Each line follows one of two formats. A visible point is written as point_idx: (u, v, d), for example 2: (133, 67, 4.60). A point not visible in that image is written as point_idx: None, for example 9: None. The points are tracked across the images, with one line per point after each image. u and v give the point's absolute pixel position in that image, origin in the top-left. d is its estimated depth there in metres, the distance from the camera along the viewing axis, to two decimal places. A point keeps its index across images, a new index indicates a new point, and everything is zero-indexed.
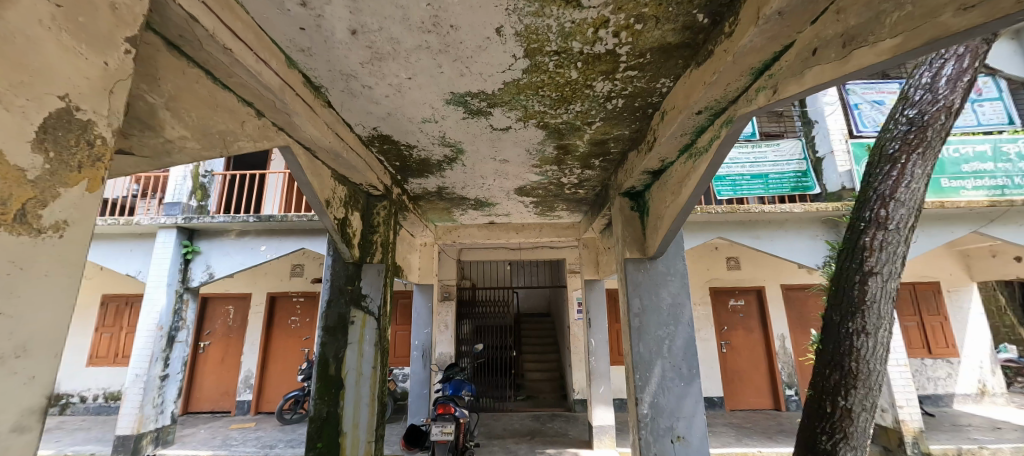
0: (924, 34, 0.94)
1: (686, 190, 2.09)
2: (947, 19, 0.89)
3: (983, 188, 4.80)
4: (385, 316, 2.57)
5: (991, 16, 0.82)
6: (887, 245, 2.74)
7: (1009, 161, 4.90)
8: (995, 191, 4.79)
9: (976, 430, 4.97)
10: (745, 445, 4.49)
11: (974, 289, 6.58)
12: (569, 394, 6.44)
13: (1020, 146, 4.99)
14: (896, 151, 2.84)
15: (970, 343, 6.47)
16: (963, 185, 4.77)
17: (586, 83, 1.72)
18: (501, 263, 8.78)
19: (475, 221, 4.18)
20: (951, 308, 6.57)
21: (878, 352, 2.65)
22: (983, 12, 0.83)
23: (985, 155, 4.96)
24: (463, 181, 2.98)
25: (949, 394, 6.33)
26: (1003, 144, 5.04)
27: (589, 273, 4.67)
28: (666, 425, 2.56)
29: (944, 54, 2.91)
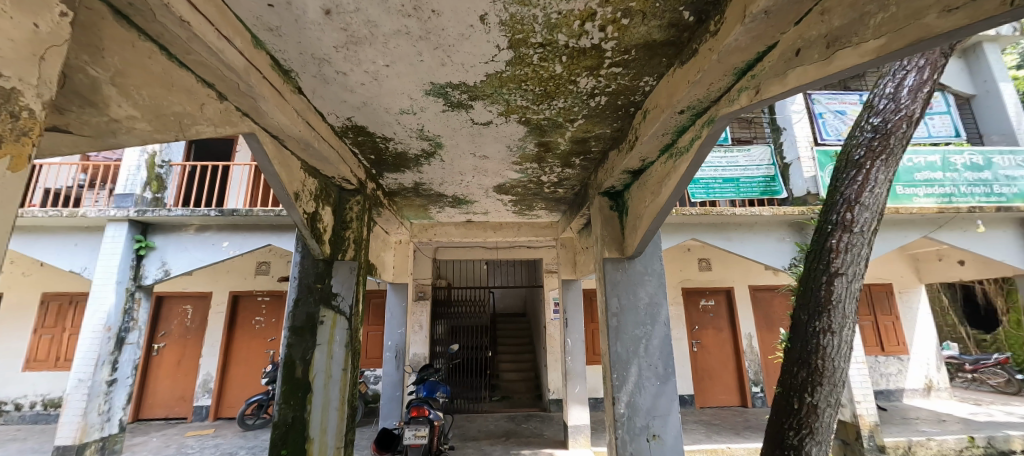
0: (908, 36, 0.89)
1: (666, 190, 2.08)
2: (932, 21, 0.84)
3: (934, 195, 4.96)
4: (357, 316, 2.47)
5: (975, 18, 0.77)
6: (852, 247, 2.84)
7: (956, 172, 5.12)
8: (943, 198, 4.99)
9: (925, 423, 5.26)
10: (715, 441, 4.58)
11: (922, 290, 6.99)
12: (545, 394, 6.42)
13: (965, 157, 5.19)
14: (861, 158, 2.95)
15: (919, 341, 6.86)
16: (916, 192, 4.88)
17: (570, 78, 1.68)
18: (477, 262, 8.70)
19: (452, 218, 4.10)
20: (903, 308, 6.95)
21: (842, 350, 2.74)
22: (968, 14, 0.78)
23: (935, 165, 5.12)
24: (441, 177, 2.90)
25: (899, 389, 6.56)
26: (951, 155, 5.23)
27: (566, 273, 4.65)
28: (642, 424, 2.56)
29: (905, 65, 3.04)
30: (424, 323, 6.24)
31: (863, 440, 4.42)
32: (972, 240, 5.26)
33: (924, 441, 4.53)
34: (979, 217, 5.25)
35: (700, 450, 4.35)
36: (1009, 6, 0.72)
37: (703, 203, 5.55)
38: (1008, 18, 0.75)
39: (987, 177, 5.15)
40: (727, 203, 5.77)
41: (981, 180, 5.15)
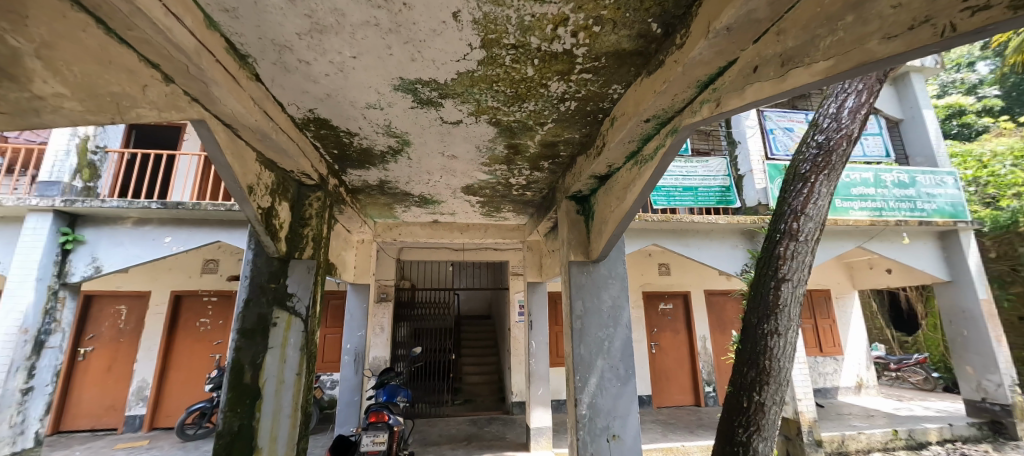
0: (854, 58, 0.95)
1: (631, 196, 2.12)
2: (874, 47, 0.89)
3: (866, 209, 5.50)
4: (314, 318, 2.36)
5: (912, 46, 0.83)
6: (797, 255, 3.02)
7: (885, 188, 5.63)
8: (875, 212, 5.52)
9: (856, 418, 5.68)
10: (671, 440, 4.73)
11: (855, 296, 7.60)
12: (507, 396, 6.41)
13: (894, 175, 5.70)
14: (807, 171, 3.15)
15: (852, 343, 7.43)
16: (851, 206, 5.46)
17: (541, 82, 1.67)
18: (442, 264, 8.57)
19: (417, 218, 4.02)
20: (839, 313, 7.52)
21: (787, 351, 2.90)
22: (907, 42, 0.84)
23: (868, 182, 5.65)
24: (408, 176, 2.82)
25: (835, 387, 7.19)
26: (882, 173, 5.73)
27: (532, 276, 4.66)
28: (603, 425, 2.60)
29: (846, 88, 3.29)
30: (386, 324, 6.06)
31: (803, 437, 4.68)
32: (899, 250, 5.78)
33: (856, 436, 4.88)
34: (903, 230, 5.76)
35: (656, 449, 4.47)
36: (939, 36, 0.79)
37: (663, 210, 5.76)
38: (940, 48, 0.82)
39: (912, 193, 5.69)
40: (686, 211, 6.01)
41: (906, 195, 5.69)
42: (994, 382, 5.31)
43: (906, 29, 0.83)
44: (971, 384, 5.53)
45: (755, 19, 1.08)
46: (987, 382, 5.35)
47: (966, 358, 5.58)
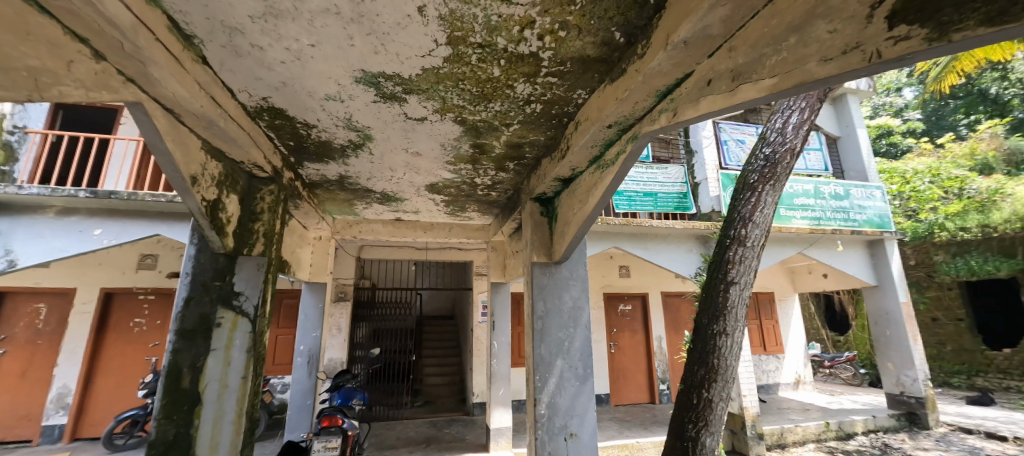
0: (796, 78, 1.01)
1: (593, 199, 2.16)
2: (813, 67, 0.95)
3: (807, 218, 5.89)
4: (263, 318, 2.24)
5: (845, 68, 0.90)
6: (745, 259, 3.19)
7: (824, 200, 6.05)
8: (814, 220, 5.92)
9: (794, 412, 6.08)
10: (627, 437, 4.86)
11: (795, 298, 8.16)
12: (468, 397, 6.36)
13: (831, 187, 6.15)
14: (755, 181, 3.34)
15: (792, 342, 7.97)
16: (793, 215, 5.82)
17: (507, 83, 1.67)
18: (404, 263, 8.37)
19: (379, 216, 3.90)
20: (781, 314, 8.04)
21: (734, 350, 3.06)
22: (840, 64, 0.91)
23: (809, 193, 6.06)
24: (370, 172, 2.74)
25: (776, 383, 7.69)
26: (821, 186, 6.17)
27: (495, 276, 4.64)
28: (561, 424, 2.63)
29: (792, 105, 3.50)
30: (343, 325, 5.84)
31: (747, 431, 4.95)
32: (834, 256, 6.26)
33: (793, 428, 5.24)
34: (838, 239, 6.25)
35: (612, 446, 4.59)
36: (868, 60, 0.86)
37: (625, 214, 5.93)
38: (870, 72, 0.89)
39: (846, 205, 6.16)
40: (647, 216, 6.21)
41: (841, 206, 6.15)
42: (911, 377, 5.85)
43: (842, 51, 0.89)
44: (892, 378, 6.06)
45: (710, 34, 1.12)
46: (906, 377, 5.87)
47: (888, 356, 6.10)
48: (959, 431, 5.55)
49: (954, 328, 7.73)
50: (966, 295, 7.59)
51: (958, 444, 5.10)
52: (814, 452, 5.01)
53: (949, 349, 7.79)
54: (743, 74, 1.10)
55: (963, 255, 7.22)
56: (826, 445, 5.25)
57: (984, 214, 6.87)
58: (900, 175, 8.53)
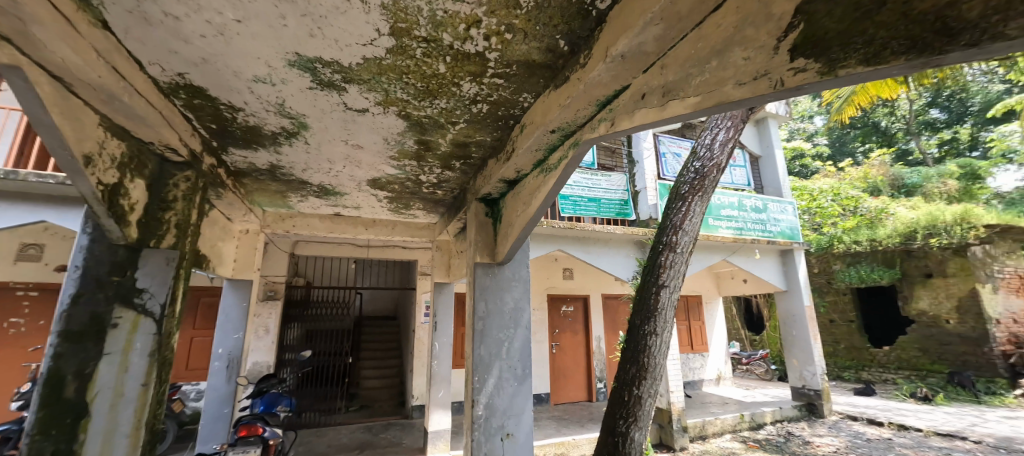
0: (716, 98, 1.09)
1: (537, 202, 2.19)
2: (730, 90, 1.04)
3: (732, 227, 6.44)
4: (171, 318, 2.02)
5: (756, 93, 0.99)
6: (675, 264, 3.41)
7: (746, 211, 6.66)
8: (738, 230, 6.49)
9: (715, 406, 6.59)
10: (563, 434, 4.99)
11: (719, 302, 8.87)
12: (408, 400, 6.17)
13: (753, 201, 6.78)
14: (686, 192, 3.58)
15: (715, 341, 8.65)
16: (720, 225, 6.35)
17: (453, 80, 1.65)
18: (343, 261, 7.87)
19: (316, 210, 3.68)
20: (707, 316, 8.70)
21: (663, 349, 3.25)
22: (753, 89, 1.00)
23: (734, 205, 6.63)
24: (305, 162, 2.57)
25: (701, 379, 8.27)
26: (745, 199, 6.77)
27: (439, 277, 4.40)
28: (498, 424, 2.64)
29: (719, 123, 3.79)
30: (271, 326, 5.42)
31: (673, 424, 5.26)
32: (752, 263, 6.89)
33: (713, 420, 5.69)
34: (756, 248, 6.88)
35: (549, 445, 4.68)
36: (775, 88, 0.95)
37: (570, 218, 6.08)
38: (777, 97, 0.98)
39: (764, 217, 6.82)
40: (590, 220, 6.42)
41: (760, 218, 6.79)
42: (811, 372, 6.58)
43: (754, 77, 0.98)
44: (795, 373, 6.77)
45: (645, 51, 1.19)
46: (807, 372, 6.58)
47: (793, 353, 6.79)
48: (847, 418, 6.33)
49: (847, 328, 8.70)
50: (856, 300, 8.68)
51: (846, 429, 5.81)
52: (730, 441, 5.46)
53: (842, 347, 8.78)
54: (672, 90, 1.18)
55: (855, 264, 8.34)
56: (741, 435, 5.74)
57: (872, 230, 8.11)
58: (809, 193, 9.57)
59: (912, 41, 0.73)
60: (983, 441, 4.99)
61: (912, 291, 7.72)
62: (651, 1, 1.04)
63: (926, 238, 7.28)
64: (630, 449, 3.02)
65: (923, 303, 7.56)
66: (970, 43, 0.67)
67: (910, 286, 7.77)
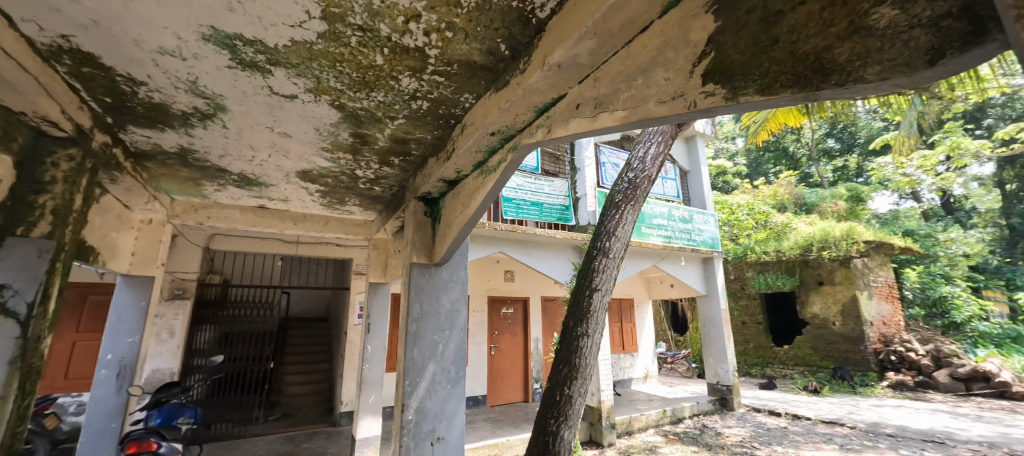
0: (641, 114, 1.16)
1: (475, 203, 2.18)
2: (652, 108, 1.10)
3: (661, 234, 6.90)
4: (41, 318, 1.71)
5: (675, 112, 1.07)
6: (607, 269, 3.57)
7: (674, 221, 7.15)
8: (667, 237, 6.95)
9: (641, 403, 6.98)
10: (498, 436, 4.99)
11: (648, 305, 9.43)
12: (336, 406, 5.81)
13: (681, 211, 7.30)
14: (620, 201, 3.77)
15: (644, 342, 9.19)
16: (651, 232, 6.76)
17: (391, 73, 1.59)
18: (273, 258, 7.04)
19: (237, 201, 3.37)
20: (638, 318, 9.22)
21: (593, 350, 3.38)
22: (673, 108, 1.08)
23: (665, 214, 7.09)
24: (223, 148, 2.33)
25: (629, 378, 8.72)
26: (675, 209, 7.26)
27: (375, 277, 4.19)
28: (428, 428, 2.58)
29: (652, 138, 4.03)
30: (178, 329, 4.85)
31: (603, 421, 5.46)
32: (678, 269, 7.41)
33: (639, 416, 6.03)
34: (681, 255, 7.41)
35: (483, 447, 4.66)
36: (689, 109, 1.03)
37: (512, 221, 6.11)
38: (693, 117, 1.07)
39: (690, 227, 7.37)
40: (531, 224, 6.51)
41: (686, 228, 7.32)
42: (724, 369, 7.20)
43: (672, 97, 1.05)
44: (711, 370, 7.36)
45: (580, 62, 1.24)
46: (721, 370, 7.20)
47: (710, 352, 7.38)
48: (752, 410, 7.02)
49: (754, 329, 9.72)
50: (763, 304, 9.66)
51: (751, 421, 6.43)
52: (653, 435, 5.81)
53: (751, 346, 9.69)
54: (604, 103, 1.24)
55: (764, 272, 9.32)
56: (662, 429, 6.13)
57: (778, 241, 9.13)
58: (728, 207, 10.42)
59: (794, 77, 0.84)
60: (857, 426, 5.79)
61: (807, 297, 8.74)
62: (587, 15, 1.09)
63: (819, 250, 8.35)
64: (560, 447, 3.09)
65: (816, 307, 8.60)
66: (839, 82, 0.78)
67: (806, 292, 8.78)
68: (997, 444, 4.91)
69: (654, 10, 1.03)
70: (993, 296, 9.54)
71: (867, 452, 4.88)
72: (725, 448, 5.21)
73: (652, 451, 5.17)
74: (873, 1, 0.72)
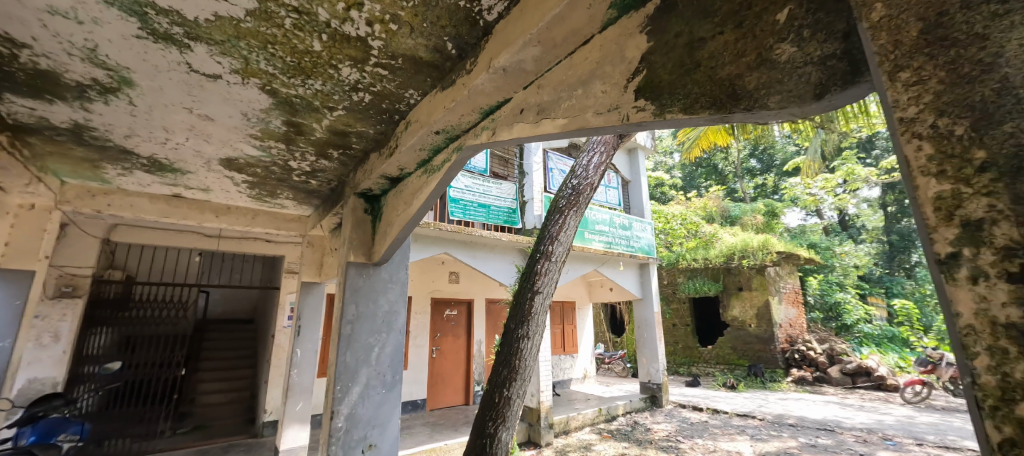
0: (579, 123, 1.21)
1: (418, 202, 2.13)
2: (589, 118, 1.14)
3: (603, 240, 7.16)
4: None
5: (610, 124, 1.11)
6: (549, 272, 3.64)
7: (616, 228, 7.47)
8: (608, 243, 7.24)
9: (579, 402, 7.19)
10: (435, 441, 4.88)
11: (589, 308, 9.76)
12: (259, 415, 5.35)
13: (622, 219, 7.63)
14: (563, 206, 3.88)
15: (583, 343, 9.49)
16: (594, 238, 6.99)
17: (330, 62, 1.51)
18: (190, 253, 6.33)
19: (147, 187, 3.01)
20: (579, 320, 9.51)
21: (533, 352, 3.43)
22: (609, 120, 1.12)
23: (607, 221, 7.38)
24: (129, 126, 2.07)
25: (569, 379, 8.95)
26: (616, 217, 7.58)
27: (309, 276, 3.91)
28: (359, 436, 2.46)
29: (596, 147, 4.17)
30: (65, 332, 4.12)
31: (541, 422, 5.54)
32: (616, 274, 7.75)
33: (576, 415, 6.21)
34: (620, 260, 7.76)
35: (420, 452, 4.53)
36: (622, 122, 1.08)
37: (458, 221, 6.04)
38: (627, 130, 1.12)
39: (629, 234, 7.73)
40: (478, 225, 6.47)
41: (626, 234, 7.66)
42: (655, 368, 7.63)
43: (608, 109, 1.10)
44: (644, 370, 7.76)
45: (524, 69, 1.26)
46: (652, 369, 7.61)
47: (643, 352, 7.78)
48: (678, 406, 7.51)
49: (683, 331, 10.36)
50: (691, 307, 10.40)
51: (677, 416, 6.87)
52: (588, 433, 6.01)
53: (679, 346, 10.36)
54: (546, 110, 1.27)
55: (692, 278, 10.03)
56: (597, 427, 6.37)
57: (706, 249, 9.86)
58: (664, 216, 11.28)
59: (711, 99, 0.91)
60: (765, 418, 6.41)
61: (729, 301, 9.49)
62: (532, 23, 1.11)
63: (740, 259, 9.20)
64: (497, 449, 3.08)
65: (735, 311, 9.39)
66: (747, 107, 0.86)
67: (728, 297, 9.52)
68: (875, 430, 5.67)
69: (595, 25, 1.09)
70: (875, 302, 11.02)
71: (773, 441, 5.41)
72: (653, 443, 5.51)
73: (587, 449, 5.34)
74: (777, 37, 0.81)
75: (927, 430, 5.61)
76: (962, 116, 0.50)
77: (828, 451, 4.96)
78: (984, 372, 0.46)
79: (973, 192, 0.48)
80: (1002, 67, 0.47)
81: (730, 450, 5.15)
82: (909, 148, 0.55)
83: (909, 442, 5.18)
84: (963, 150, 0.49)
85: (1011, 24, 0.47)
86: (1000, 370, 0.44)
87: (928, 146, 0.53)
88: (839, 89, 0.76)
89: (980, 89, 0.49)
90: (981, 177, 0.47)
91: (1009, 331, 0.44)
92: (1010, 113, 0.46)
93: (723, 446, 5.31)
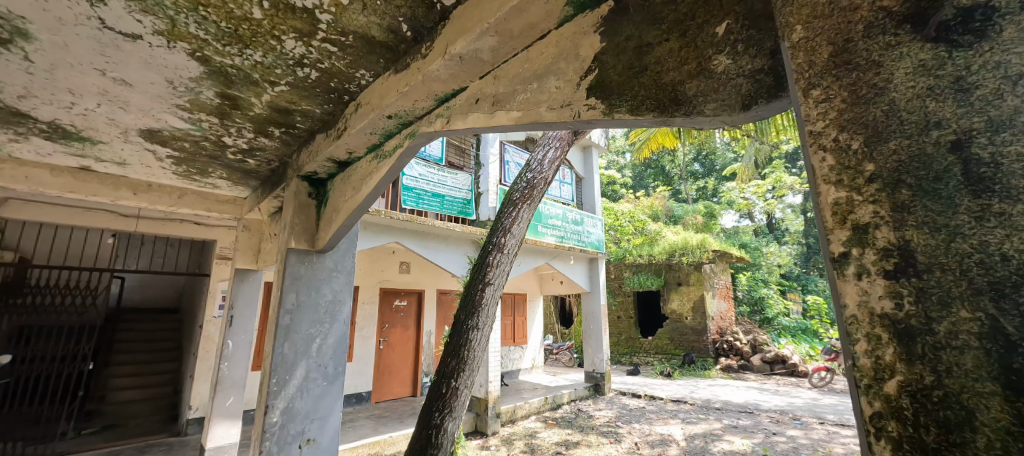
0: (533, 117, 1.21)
1: (367, 188, 2.04)
2: (543, 113, 1.15)
3: (556, 234, 7.30)
4: None
5: (565, 118, 1.11)
6: (500, 264, 3.65)
7: (568, 223, 7.61)
8: (560, 237, 7.39)
9: (526, 392, 7.35)
10: (378, 433, 4.77)
11: (539, 299, 9.91)
12: (182, 412, 4.92)
13: (574, 215, 7.79)
14: (517, 198, 3.89)
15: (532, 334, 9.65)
16: (546, 232, 7.10)
17: (273, 33, 1.41)
18: (106, 234, 5.74)
19: (47, 157, 2.63)
20: (529, 311, 9.63)
21: (481, 342, 3.43)
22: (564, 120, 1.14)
23: (561, 216, 7.50)
24: (25, 85, 1.80)
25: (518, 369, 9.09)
26: (569, 213, 7.72)
27: (243, 262, 3.67)
28: (297, 430, 2.35)
29: (551, 142, 4.18)
30: None
31: (488, 411, 5.58)
32: (567, 267, 7.93)
33: (523, 404, 6.34)
34: (571, 254, 7.96)
35: (363, 446, 4.41)
36: (572, 117, 1.10)
37: (410, 210, 5.88)
38: (576, 125, 1.13)
39: (580, 229, 7.90)
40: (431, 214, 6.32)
41: (577, 230, 7.83)
42: (600, 358, 7.92)
43: (560, 105, 1.11)
44: (589, 360, 8.03)
45: (480, 59, 1.26)
46: (597, 359, 7.90)
47: (589, 343, 8.04)
48: (619, 394, 7.88)
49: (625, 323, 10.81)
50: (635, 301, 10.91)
51: (617, 403, 7.21)
52: (534, 421, 6.16)
53: (623, 337, 10.77)
54: (502, 101, 1.27)
55: (638, 273, 10.53)
56: (542, 415, 6.53)
57: (650, 246, 10.39)
58: (613, 213, 11.64)
59: (656, 102, 0.95)
60: (696, 403, 6.92)
61: (669, 295, 10.03)
62: (489, 13, 1.10)
63: (680, 256, 9.79)
64: (442, 440, 3.04)
65: (674, 304, 9.94)
66: (686, 113, 0.90)
67: (669, 291, 10.05)
68: (786, 411, 6.32)
69: (551, 20, 1.10)
70: (793, 297, 12.17)
71: (701, 424, 5.86)
72: (594, 429, 5.75)
73: (531, 437, 5.46)
74: (715, 49, 0.86)
75: (828, 410, 6.34)
76: (857, 132, 0.56)
77: (746, 431, 5.46)
78: (863, 356, 0.52)
79: (863, 199, 0.54)
80: (893, 91, 0.54)
81: (663, 433, 5.50)
82: (815, 159, 0.59)
83: (813, 421, 5.83)
84: (857, 163, 0.56)
85: (900, 54, 0.54)
86: (874, 353, 0.51)
87: (831, 158, 0.58)
88: (764, 101, 0.82)
89: (873, 110, 0.56)
90: (870, 186, 0.54)
91: (884, 321, 0.51)
92: (894, 133, 0.53)
93: (658, 430, 5.66)
